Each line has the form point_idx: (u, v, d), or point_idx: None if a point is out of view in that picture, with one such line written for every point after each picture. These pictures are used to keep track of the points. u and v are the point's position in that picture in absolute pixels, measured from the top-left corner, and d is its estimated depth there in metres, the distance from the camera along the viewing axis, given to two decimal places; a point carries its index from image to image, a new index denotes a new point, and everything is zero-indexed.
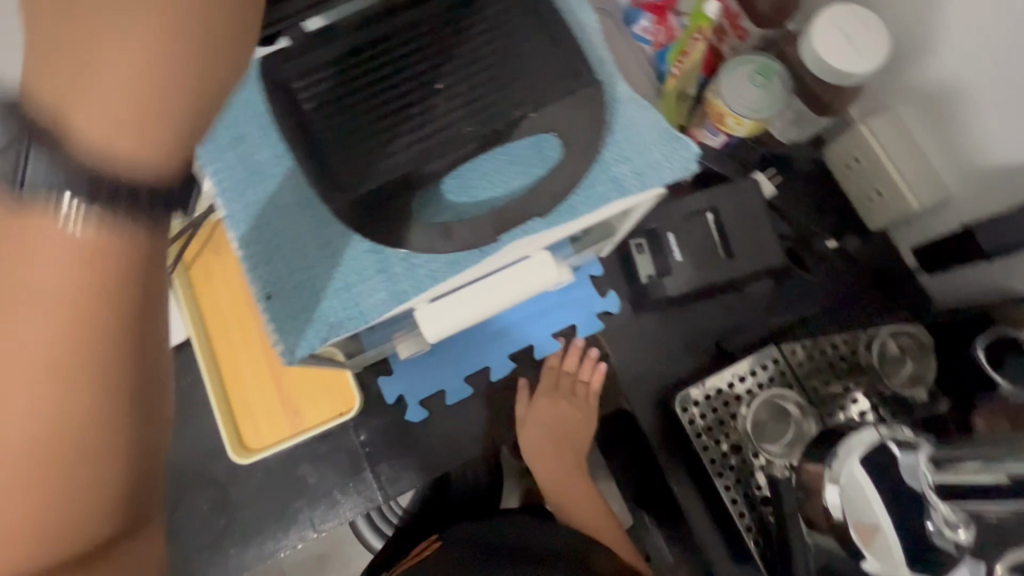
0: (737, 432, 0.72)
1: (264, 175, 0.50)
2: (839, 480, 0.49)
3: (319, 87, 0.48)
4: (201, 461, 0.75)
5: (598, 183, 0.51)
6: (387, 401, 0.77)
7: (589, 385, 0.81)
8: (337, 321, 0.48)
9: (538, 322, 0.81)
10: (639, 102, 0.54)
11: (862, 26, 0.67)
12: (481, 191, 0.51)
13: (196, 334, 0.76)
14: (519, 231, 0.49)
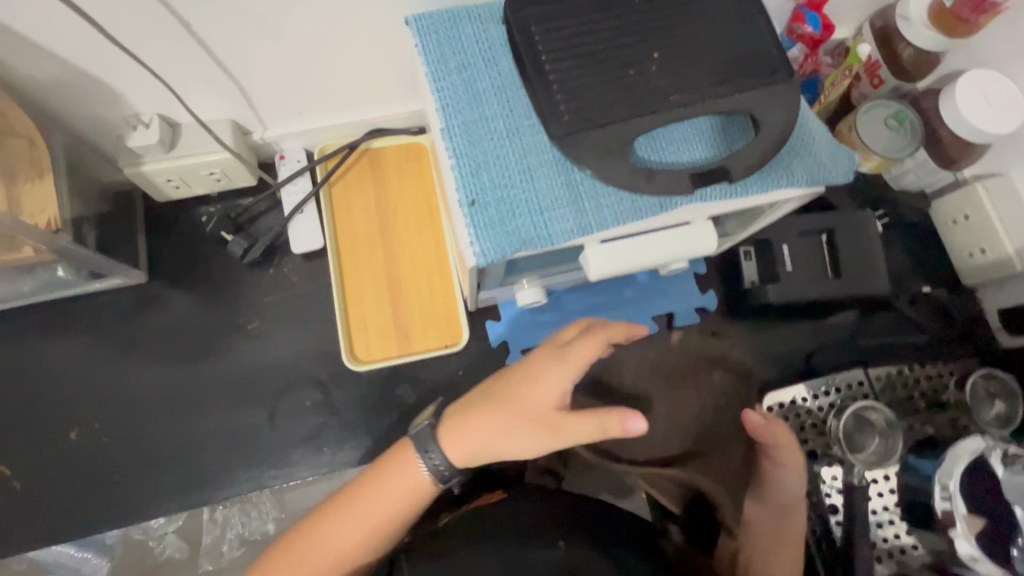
0: (817, 440, 0.74)
1: (480, 101, 0.56)
2: (949, 486, 0.55)
3: (548, 32, 0.54)
4: (311, 362, 0.80)
5: (772, 169, 0.57)
6: (492, 344, 0.81)
7: (674, 373, 0.85)
8: (528, 239, 0.53)
9: (643, 304, 0.84)
10: (808, 110, 0.60)
11: (1000, 89, 0.73)
12: (669, 152, 0.56)
13: (331, 246, 0.82)
14: (699, 194, 0.54)
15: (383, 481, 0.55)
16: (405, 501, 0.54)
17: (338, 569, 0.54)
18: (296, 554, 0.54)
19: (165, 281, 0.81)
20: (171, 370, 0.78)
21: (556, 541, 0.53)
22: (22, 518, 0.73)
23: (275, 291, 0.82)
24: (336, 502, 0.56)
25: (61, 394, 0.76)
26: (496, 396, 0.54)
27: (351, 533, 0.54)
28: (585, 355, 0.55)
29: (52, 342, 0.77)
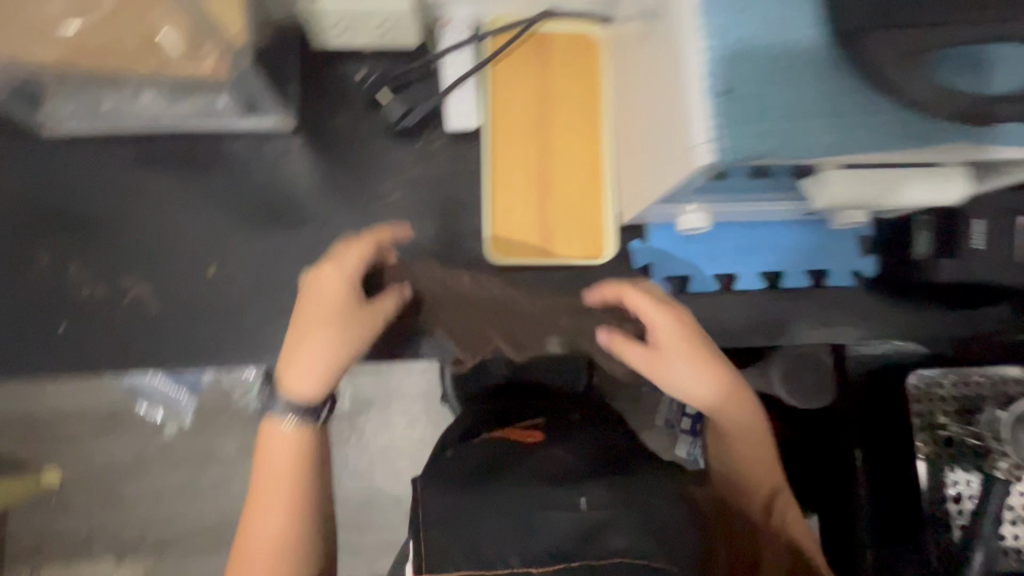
0: (947, 432, 0.74)
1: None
2: None
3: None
4: (446, 245, 0.77)
5: None
6: (634, 266, 0.77)
7: (813, 333, 0.80)
8: (772, 148, 0.47)
9: (800, 253, 0.78)
10: None
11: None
12: (966, 73, 0.47)
13: (485, 130, 0.77)
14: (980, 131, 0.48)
15: (273, 441, 0.60)
16: (294, 449, 0.60)
17: (302, 510, 0.59)
18: (252, 507, 0.59)
19: (311, 135, 0.77)
20: (308, 228, 0.76)
21: (578, 500, 0.55)
22: (156, 338, 0.72)
23: (421, 165, 0.78)
24: (246, 514, 0.60)
25: (203, 228, 0.75)
26: (294, 353, 0.61)
27: (273, 517, 0.58)
28: (353, 273, 0.64)
29: (198, 174, 0.76)
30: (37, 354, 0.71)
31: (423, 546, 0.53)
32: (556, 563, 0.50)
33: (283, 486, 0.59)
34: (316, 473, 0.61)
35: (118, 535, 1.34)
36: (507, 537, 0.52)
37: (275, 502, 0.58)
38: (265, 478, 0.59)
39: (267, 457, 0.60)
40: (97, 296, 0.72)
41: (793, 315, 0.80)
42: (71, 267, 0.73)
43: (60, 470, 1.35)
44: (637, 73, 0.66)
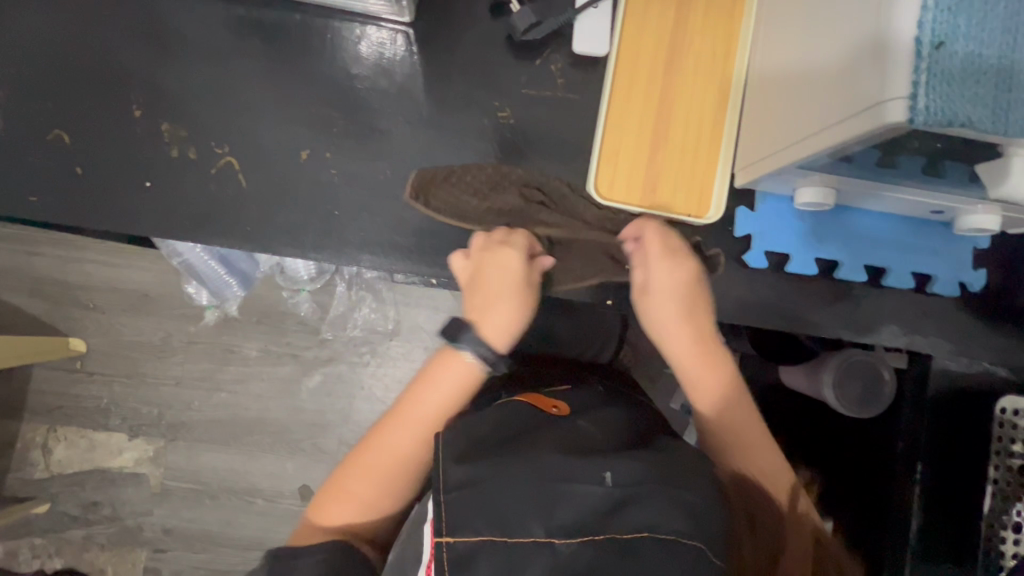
0: None
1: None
2: None
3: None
4: (544, 173, 0.73)
5: None
6: (735, 234, 0.73)
7: (902, 337, 0.76)
8: (973, 116, 0.43)
9: (909, 253, 0.74)
10: None
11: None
12: None
13: (611, 59, 0.72)
14: None
15: (426, 382, 0.63)
16: (456, 386, 0.63)
17: (410, 469, 0.63)
18: (381, 434, 0.63)
19: (425, 34, 0.73)
20: (406, 127, 0.72)
21: (604, 474, 0.50)
22: (241, 213, 0.69)
23: (535, 86, 0.73)
24: (381, 421, 0.65)
25: (301, 110, 0.71)
26: (474, 303, 0.65)
27: (397, 441, 0.63)
28: (524, 244, 0.66)
29: (303, 53, 0.72)
30: (119, 206, 0.68)
31: (444, 509, 0.48)
32: (582, 538, 0.47)
33: (410, 434, 0.63)
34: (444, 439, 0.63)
35: (135, 413, 1.35)
36: (533, 506, 0.48)
37: (402, 438, 0.63)
38: (415, 416, 0.63)
39: (422, 390, 0.63)
40: (188, 158, 0.69)
41: (886, 316, 0.76)
42: (162, 123, 0.69)
43: (86, 340, 1.35)
44: (806, 21, 0.60)
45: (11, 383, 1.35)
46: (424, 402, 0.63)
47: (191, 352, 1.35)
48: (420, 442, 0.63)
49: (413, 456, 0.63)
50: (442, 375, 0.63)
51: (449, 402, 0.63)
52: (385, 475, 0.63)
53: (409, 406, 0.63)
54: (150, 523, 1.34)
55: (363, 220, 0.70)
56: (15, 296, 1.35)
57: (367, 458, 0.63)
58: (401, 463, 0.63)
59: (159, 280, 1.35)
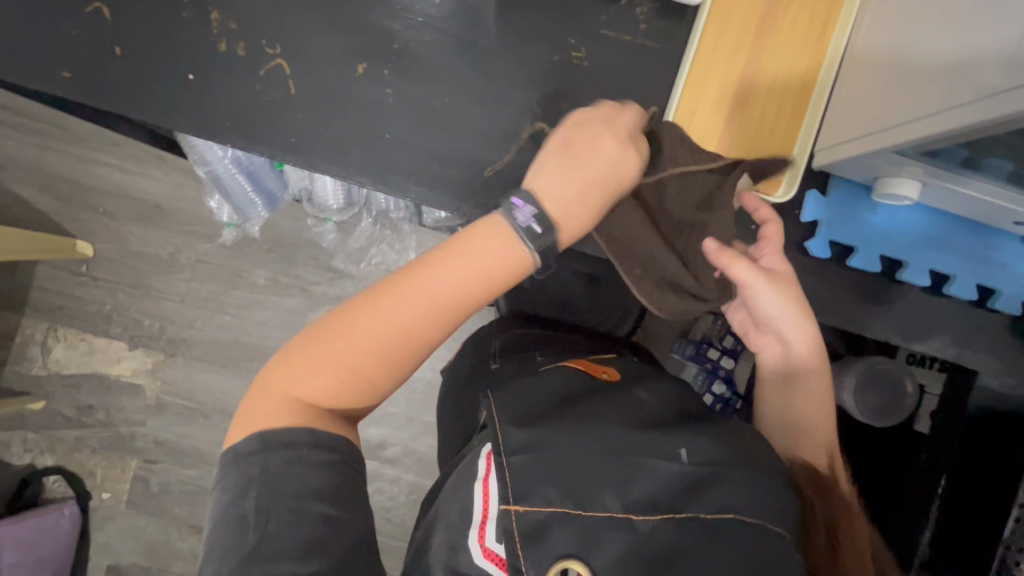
0: None
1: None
2: None
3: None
4: None
5: None
6: (803, 219, 0.69)
7: (951, 349, 0.73)
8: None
9: (978, 265, 0.70)
10: None
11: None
12: None
13: (704, 7, 0.67)
14: None
15: (463, 241, 0.56)
16: (486, 264, 0.56)
17: (414, 344, 0.55)
18: (394, 287, 0.55)
19: None
20: (470, 54, 0.67)
21: (678, 450, 0.48)
22: (285, 121, 0.64)
23: (615, 27, 0.68)
24: (403, 274, 0.56)
25: (360, 18, 0.66)
26: (567, 171, 0.59)
27: (411, 305, 0.54)
28: (629, 127, 0.62)
29: None
30: (155, 95, 0.63)
31: (509, 475, 0.46)
32: (662, 515, 0.45)
33: (429, 302, 0.55)
34: (455, 324, 0.57)
35: (138, 323, 1.33)
36: (604, 481, 0.46)
37: (419, 302, 0.55)
38: (440, 282, 0.55)
39: (454, 251, 0.56)
40: (234, 53, 0.64)
41: (938, 326, 0.73)
42: (212, 12, 0.64)
43: (95, 245, 1.32)
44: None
45: (14, 275, 1.32)
46: (456, 268, 0.55)
47: (201, 270, 1.32)
48: (443, 312, 0.55)
49: (423, 334, 0.55)
50: (480, 241, 0.56)
51: (477, 282, 0.56)
52: (381, 344, 0.54)
53: (437, 265, 0.56)
54: (143, 433, 1.34)
55: (413, 147, 0.66)
56: (24, 188, 1.30)
57: (360, 320, 0.54)
58: (408, 334, 0.54)
59: (175, 191, 1.30)
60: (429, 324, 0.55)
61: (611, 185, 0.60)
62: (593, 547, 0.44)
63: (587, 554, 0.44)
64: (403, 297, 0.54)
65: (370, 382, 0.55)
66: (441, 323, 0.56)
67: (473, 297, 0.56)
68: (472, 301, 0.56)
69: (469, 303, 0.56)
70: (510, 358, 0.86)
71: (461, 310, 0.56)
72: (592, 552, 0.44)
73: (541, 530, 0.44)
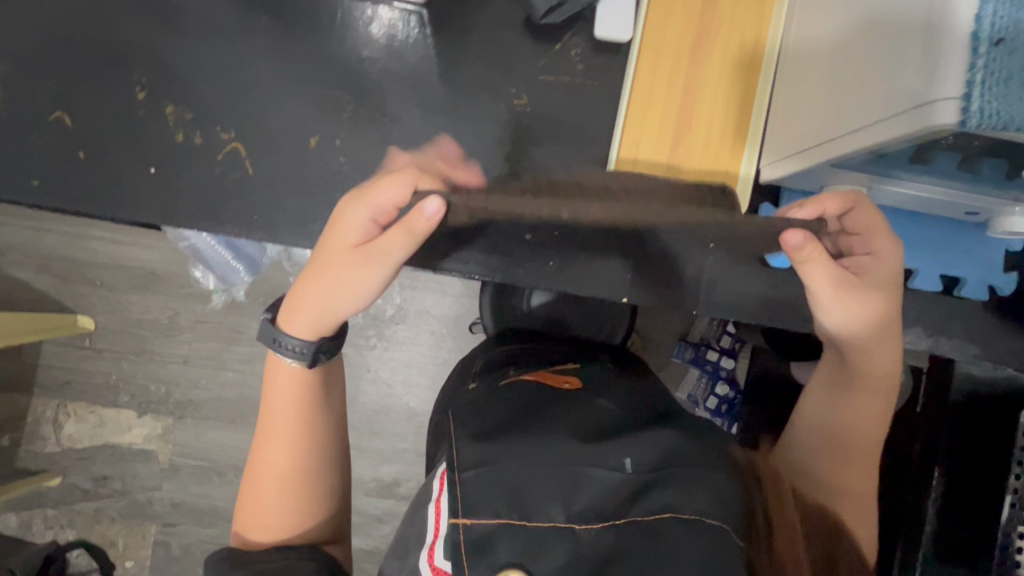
0: None
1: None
2: None
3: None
4: (560, 163, 0.70)
5: None
6: None
7: (926, 340, 0.74)
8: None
9: (936, 256, 0.72)
10: None
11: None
12: None
13: (636, 43, 0.69)
14: None
15: (271, 377, 0.64)
16: (300, 371, 0.63)
17: (305, 453, 0.64)
18: (263, 441, 0.64)
19: (439, 16, 0.70)
20: (419, 113, 0.69)
21: (622, 461, 0.51)
22: (250, 196, 0.67)
23: (554, 71, 0.70)
24: (260, 433, 0.65)
25: (308, 95, 0.69)
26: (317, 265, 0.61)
27: (280, 445, 0.63)
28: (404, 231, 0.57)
29: (313, 31, 0.69)
30: (122, 189, 0.66)
31: (461, 489, 0.48)
32: (605, 522, 0.46)
33: (282, 435, 0.63)
34: (322, 419, 0.65)
35: (144, 390, 1.36)
36: (552, 492, 0.47)
37: (278, 434, 0.63)
38: (283, 410, 0.63)
39: (270, 382, 0.64)
40: (192, 141, 0.67)
41: (910, 318, 0.74)
42: (168, 105, 0.67)
43: (94, 318, 1.35)
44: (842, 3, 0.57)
45: (22, 356, 1.36)
46: (281, 391, 0.63)
47: (199, 331, 1.35)
48: (303, 423, 0.64)
49: (299, 448, 0.63)
50: (280, 368, 0.63)
51: (305, 384, 0.64)
52: (281, 483, 0.63)
53: (269, 401, 0.64)
54: (160, 498, 1.36)
55: None
56: (23, 272, 1.34)
57: (263, 484, 0.63)
58: (293, 462, 0.63)
59: (166, 259, 1.34)
60: (302, 436, 0.64)
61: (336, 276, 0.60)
62: (539, 559, 0.44)
63: (533, 565, 0.44)
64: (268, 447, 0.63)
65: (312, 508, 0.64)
66: (310, 425, 0.64)
67: (314, 393, 0.64)
68: (316, 393, 0.64)
69: (308, 402, 0.64)
70: (487, 376, 0.87)
71: (316, 408, 0.64)
72: (534, 560, 0.44)
73: (488, 538, 0.45)
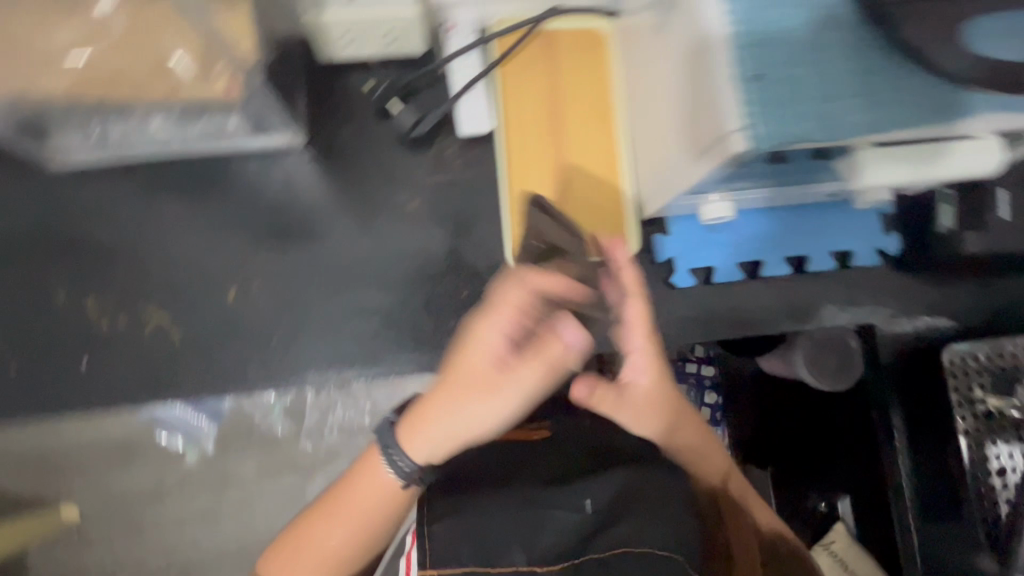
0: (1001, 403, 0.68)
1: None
2: None
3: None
4: (466, 251, 0.76)
5: None
6: (658, 258, 0.77)
7: (839, 315, 0.80)
8: (815, 128, 0.46)
9: (822, 236, 0.77)
10: None
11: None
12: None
13: (498, 131, 0.77)
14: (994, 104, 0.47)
15: (358, 471, 0.61)
16: (379, 485, 0.60)
17: (358, 549, 0.63)
18: (318, 515, 0.63)
19: (323, 149, 0.77)
20: (329, 241, 0.76)
21: (583, 502, 0.54)
22: (196, 357, 0.72)
23: (436, 173, 0.77)
24: (320, 505, 0.64)
25: (224, 251, 0.74)
26: (468, 380, 0.55)
27: (332, 532, 0.62)
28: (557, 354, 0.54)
29: (214, 192, 0.75)
30: (79, 387, 0.71)
31: (428, 539, 0.53)
32: (562, 562, 0.49)
33: (342, 527, 0.62)
34: (383, 525, 0.62)
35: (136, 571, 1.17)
36: (511, 535, 0.52)
37: (343, 520, 0.62)
38: (358, 503, 0.61)
39: (357, 465, 0.62)
40: (135, 325, 0.73)
41: (819, 298, 0.80)
42: (102, 299, 0.73)
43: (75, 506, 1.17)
44: (652, 59, 0.64)
45: None
46: (364, 480, 0.61)
47: (180, 492, 1.17)
48: (369, 522, 0.62)
49: (353, 543, 0.63)
50: (371, 460, 0.61)
51: (384, 490, 0.60)
52: (323, 561, 0.62)
53: (344, 481, 0.63)
54: None
55: (313, 339, 0.74)
56: None
57: (303, 561, 0.63)
58: (341, 550, 0.62)
59: None
60: (364, 528, 0.62)
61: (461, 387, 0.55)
62: None
63: None
64: (326, 532, 0.62)
65: None
66: (371, 527, 0.62)
67: (384, 493, 0.61)
68: (385, 499, 0.61)
69: (384, 506, 0.61)
70: None
71: (387, 507, 0.62)
72: None
73: None
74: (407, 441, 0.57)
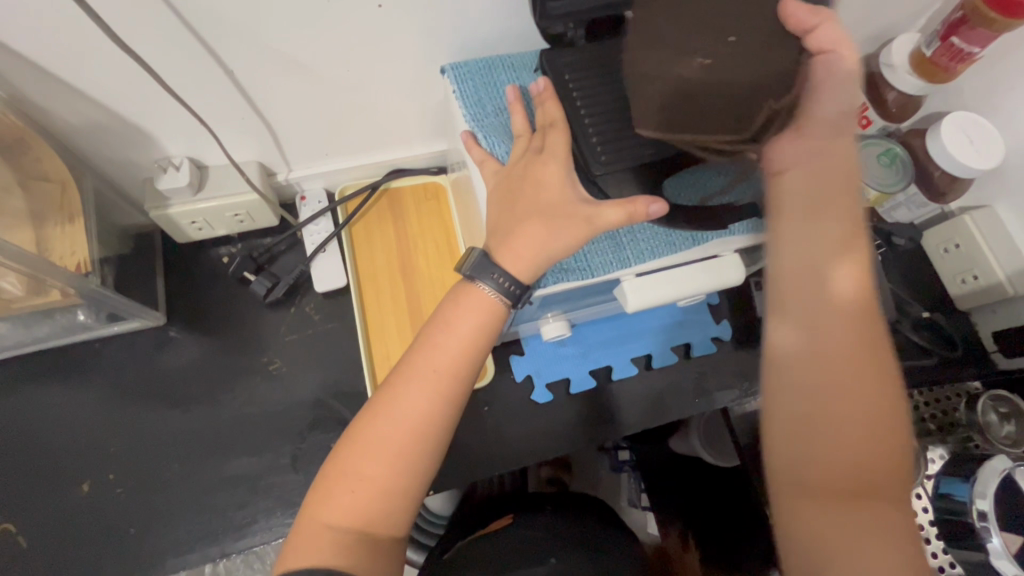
0: None
1: (500, 138, 0.58)
2: (987, 493, 0.57)
3: (580, 72, 0.55)
4: (332, 400, 0.79)
5: None
6: (516, 378, 0.85)
7: (693, 404, 0.86)
8: (570, 267, 0.56)
9: (660, 334, 0.87)
10: None
11: (981, 133, 0.76)
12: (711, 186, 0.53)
13: (352, 281, 0.82)
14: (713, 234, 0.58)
15: (459, 292, 0.52)
16: (473, 325, 0.51)
17: (426, 437, 0.49)
18: (386, 399, 0.49)
19: (183, 322, 0.80)
20: (193, 409, 0.77)
21: None
22: (50, 559, 0.70)
23: (297, 330, 0.82)
24: (396, 367, 0.51)
25: (85, 438, 0.74)
26: (514, 198, 0.52)
27: (373, 464, 0.48)
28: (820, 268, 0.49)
29: (73, 379, 0.76)
30: None
31: None
32: None
33: (421, 381, 0.49)
34: (446, 424, 0.50)
35: None
36: None
37: (387, 441, 0.48)
38: (444, 316, 0.52)
39: (441, 316, 0.52)
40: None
41: (670, 392, 0.86)
42: None
43: None
44: (471, 216, 0.75)
45: None
46: (440, 342, 0.50)
47: None
48: (421, 438, 0.49)
49: (425, 404, 0.49)
50: (403, 384, 0.49)
51: (468, 332, 0.51)
52: (362, 484, 0.48)
53: (427, 328, 0.52)
54: None
55: (180, 517, 0.73)
56: None
57: (405, 378, 0.50)
58: (374, 489, 0.48)
59: None
60: (448, 393, 0.50)
61: (443, 346, 0.50)
62: None
63: None
64: (409, 381, 0.49)
65: (386, 515, 0.48)
66: (456, 387, 0.50)
67: (447, 405, 0.50)
68: (450, 391, 0.50)
69: (464, 364, 0.50)
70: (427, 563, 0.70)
71: (442, 440, 0.50)
72: None
73: None
74: (495, 255, 0.51)
